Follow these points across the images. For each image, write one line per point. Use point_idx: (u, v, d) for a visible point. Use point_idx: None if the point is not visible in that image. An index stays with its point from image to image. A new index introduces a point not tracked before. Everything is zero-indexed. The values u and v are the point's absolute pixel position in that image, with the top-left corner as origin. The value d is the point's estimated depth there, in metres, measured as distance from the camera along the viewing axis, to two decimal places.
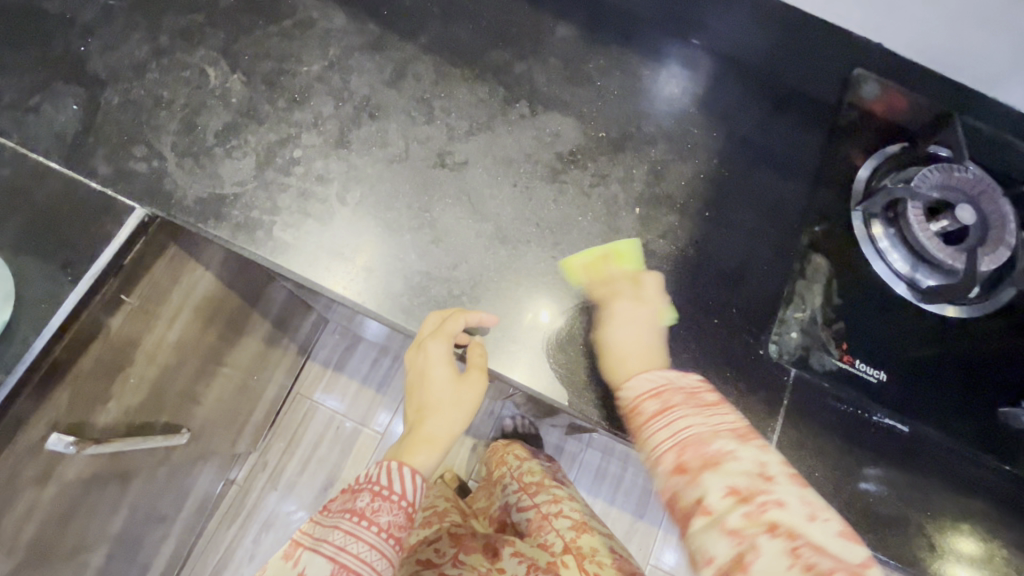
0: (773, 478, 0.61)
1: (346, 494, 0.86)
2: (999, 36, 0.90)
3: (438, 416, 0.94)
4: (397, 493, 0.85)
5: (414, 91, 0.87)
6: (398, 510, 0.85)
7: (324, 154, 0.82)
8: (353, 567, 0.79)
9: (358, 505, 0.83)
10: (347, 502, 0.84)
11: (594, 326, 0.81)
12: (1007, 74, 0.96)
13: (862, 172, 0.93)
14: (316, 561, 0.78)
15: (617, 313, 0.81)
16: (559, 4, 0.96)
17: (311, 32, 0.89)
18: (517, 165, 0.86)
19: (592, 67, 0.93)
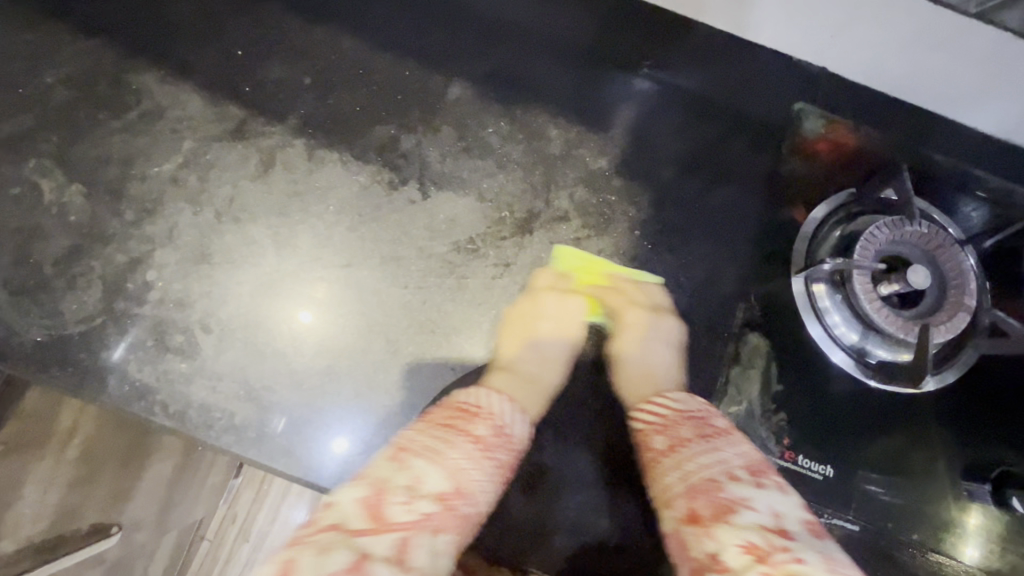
0: (785, 533, 0.58)
1: (453, 408, 0.68)
2: (964, 58, 0.77)
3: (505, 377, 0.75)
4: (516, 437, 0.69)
5: (285, 184, 0.77)
6: (467, 515, 0.63)
7: (182, 273, 0.72)
8: (471, 496, 0.63)
9: (475, 430, 0.67)
10: (453, 422, 0.66)
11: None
12: (978, 98, 0.82)
13: (818, 210, 0.83)
14: (433, 472, 0.63)
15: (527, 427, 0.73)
16: (451, 60, 0.84)
17: (161, 124, 0.77)
18: (407, 261, 0.75)
19: (491, 132, 0.81)
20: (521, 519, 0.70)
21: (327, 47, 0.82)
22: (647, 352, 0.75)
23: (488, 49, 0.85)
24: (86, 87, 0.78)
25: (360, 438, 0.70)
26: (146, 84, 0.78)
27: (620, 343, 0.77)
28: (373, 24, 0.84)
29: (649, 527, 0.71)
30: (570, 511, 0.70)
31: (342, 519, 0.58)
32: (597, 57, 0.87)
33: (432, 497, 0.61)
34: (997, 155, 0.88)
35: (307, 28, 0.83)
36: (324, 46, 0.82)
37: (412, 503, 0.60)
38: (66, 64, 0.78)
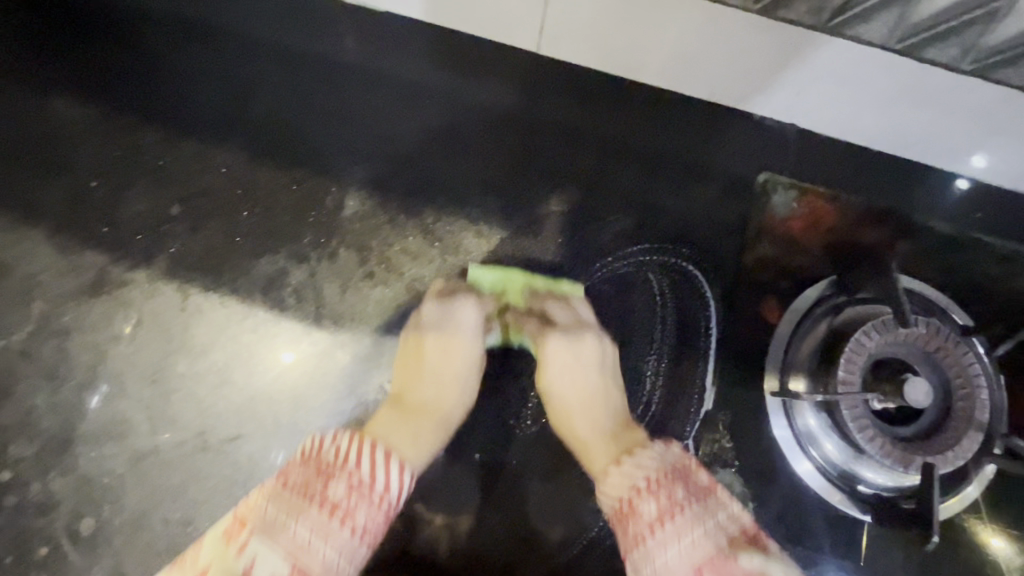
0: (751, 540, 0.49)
1: (316, 462, 0.53)
2: (927, 102, 0.68)
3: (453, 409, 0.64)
4: (381, 491, 0.53)
5: (157, 343, 0.65)
6: (379, 502, 0.53)
7: (41, 469, 0.62)
8: (365, 525, 0.51)
9: (331, 489, 0.51)
10: (312, 483, 0.51)
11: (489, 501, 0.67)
12: (945, 154, 0.72)
13: (800, 301, 0.70)
14: (343, 446, 0.53)
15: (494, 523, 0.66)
16: (346, 165, 0.71)
17: (5, 284, 0.65)
18: (308, 424, 0.64)
19: (399, 251, 0.69)
20: None
21: (198, 166, 0.70)
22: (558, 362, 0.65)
23: (391, 144, 0.72)
24: None
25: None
26: None
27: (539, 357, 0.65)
28: (252, 130, 0.71)
29: None
30: None
31: (265, 528, 0.48)
32: (520, 139, 0.73)
33: (338, 490, 0.51)
34: (1010, 212, 0.73)
35: (173, 143, 0.70)
36: (195, 164, 0.70)
37: (342, 518, 0.50)
38: None
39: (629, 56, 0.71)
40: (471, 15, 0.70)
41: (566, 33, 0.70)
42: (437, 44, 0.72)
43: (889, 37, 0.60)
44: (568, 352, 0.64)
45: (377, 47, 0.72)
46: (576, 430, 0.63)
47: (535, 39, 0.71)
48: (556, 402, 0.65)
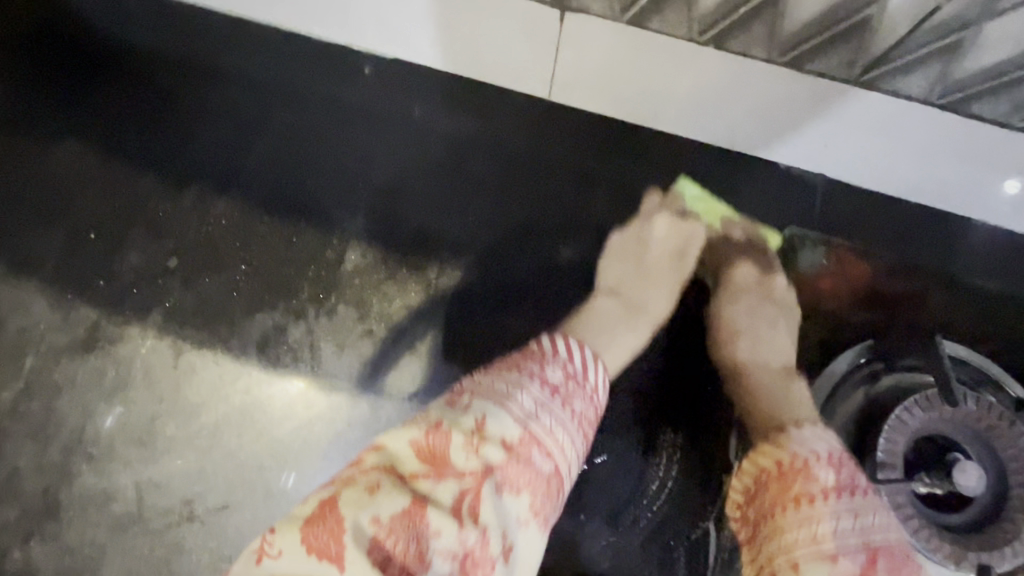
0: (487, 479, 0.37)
1: (536, 356, 0.44)
2: (964, 154, 0.62)
3: None
4: (592, 386, 0.45)
5: (147, 403, 0.62)
6: (592, 400, 0.45)
7: (23, 536, 0.59)
8: (543, 450, 0.40)
9: (543, 376, 0.43)
10: (521, 361, 0.44)
11: None
12: (994, 205, 0.65)
13: (836, 365, 0.63)
14: (499, 419, 0.39)
15: None
16: (350, 216, 0.69)
17: (1, 338, 0.64)
18: (298, 492, 0.61)
19: (400, 307, 0.66)
20: None
21: (200, 217, 0.68)
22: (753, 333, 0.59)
23: (397, 196, 0.69)
24: None
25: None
26: None
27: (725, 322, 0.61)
28: (256, 181, 0.70)
29: None
30: None
31: (392, 461, 0.37)
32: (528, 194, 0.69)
33: (499, 440, 0.38)
34: None
35: (175, 195, 0.69)
36: (197, 215, 0.68)
37: (478, 447, 0.37)
38: None
39: (648, 104, 0.66)
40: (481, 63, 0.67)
41: (580, 82, 0.66)
42: (450, 92, 0.69)
43: (930, 94, 0.57)
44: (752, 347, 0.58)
45: (386, 95, 0.70)
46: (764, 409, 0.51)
47: (548, 87, 0.67)
48: None
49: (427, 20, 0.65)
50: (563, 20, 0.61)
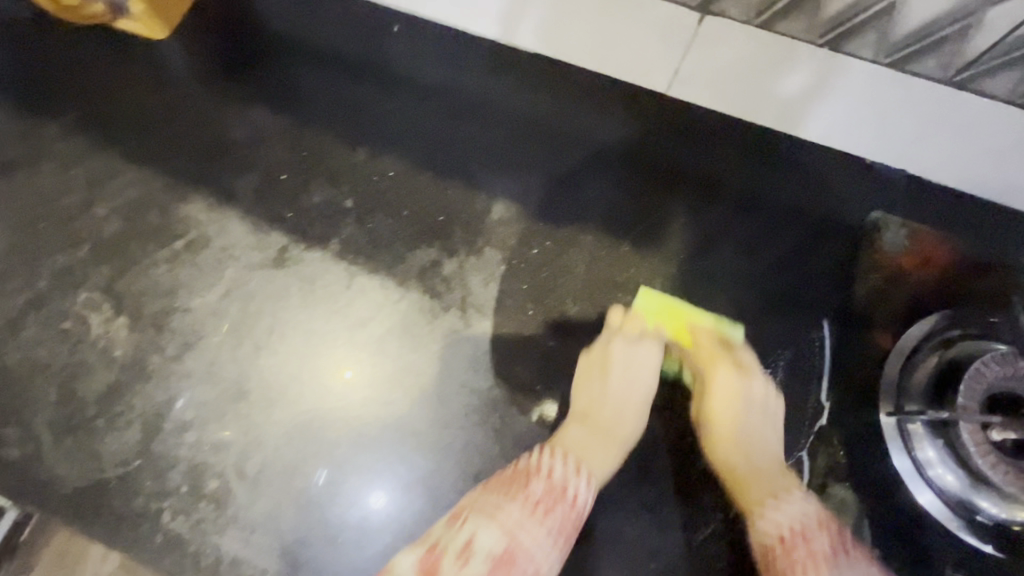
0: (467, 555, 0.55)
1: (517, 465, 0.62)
2: None
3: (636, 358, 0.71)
4: (573, 496, 0.61)
5: (325, 314, 0.74)
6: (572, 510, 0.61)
7: (219, 412, 0.70)
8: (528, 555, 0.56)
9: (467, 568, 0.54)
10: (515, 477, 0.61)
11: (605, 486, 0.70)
12: None
13: (914, 329, 0.72)
14: (487, 530, 0.57)
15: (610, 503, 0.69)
16: (496, 178, 0.82)
17: (206, 252, 0.77)
18: (448, 396, 0.71)
19: (537, 252, 0.77)
20: None
21: (370, 170, 0.82)
22: (627, 362, 0.70)
23: (531, 166, 0.83)
24: (137, 216, 0.79)
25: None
26: (194, 213, 0.79)
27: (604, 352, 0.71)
28: (417, 144, 0.83)
29: None
30: None
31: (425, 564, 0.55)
32: (645, 173, 0.84)
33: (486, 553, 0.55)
34: None
35: (349, 150, 0.83)
36: (368, 168, 0.82)
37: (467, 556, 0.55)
38: (121, 196, 0.80)
39: (749, 103, 0.79)
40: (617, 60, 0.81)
41: (694, 82, 0.79)
42: (579, 87, 0.86)
43: (1013, 95, 0.64)
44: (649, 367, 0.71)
45: (528, 88, 0.86)
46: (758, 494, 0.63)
47: (667, 82, 0.81)
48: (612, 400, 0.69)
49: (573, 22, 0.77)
50: (701, 22, 0.71)
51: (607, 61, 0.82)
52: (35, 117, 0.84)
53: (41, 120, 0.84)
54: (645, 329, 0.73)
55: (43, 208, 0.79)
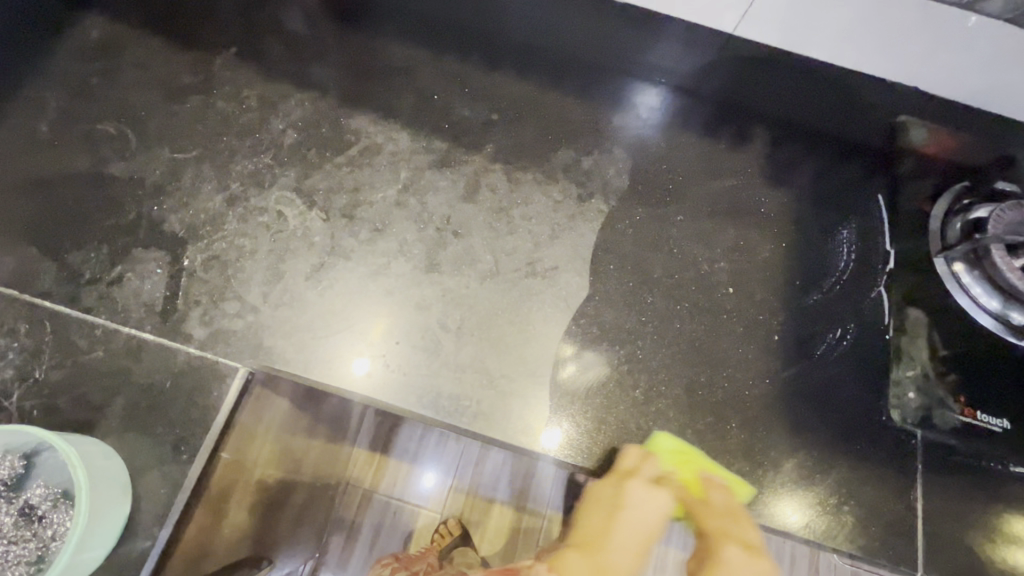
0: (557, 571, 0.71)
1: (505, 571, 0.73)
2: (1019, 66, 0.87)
3: (636, 513, 0.75)
4: None
5: (491, 203, 0.87)
6: None
7: (415, 281, 0.81)
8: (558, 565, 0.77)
9: None
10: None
11: (735, 326, 0.85)
12: None
13: (942, 201, 0.92)
14: None
15: (746, 335, 0.84)
16: (611, 97, 0.98)
17: (379, 157, 0.88)
18: (605, 261, 0.86)
19: (655, 151, 0.94)
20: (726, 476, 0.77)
21: (507, 92, 0.96)
22: (637, 502, 0.75)
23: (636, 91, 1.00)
24: (311, 129, 0.89)
25: (601, 440, 0.77)
26: (362, 126, 0.90)
27: (618, 499, 0.75)
28: (541, 72, 0.99)
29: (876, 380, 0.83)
30: (788, 472, 0.78)
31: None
32: (717, 106, 1.01)
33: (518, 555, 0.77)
34: None
35: (487, 76, 0.97)
36: (504, 89, 0.96)
37: None
38: (293, 113, 0.90)
39: (805, 39, 0.91)
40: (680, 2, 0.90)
41: (759, 21, 0.89)
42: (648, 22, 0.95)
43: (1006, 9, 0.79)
44: (646, 499, 0.75)
45: (618, 27, 0.97)
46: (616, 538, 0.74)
47: (735, 22, 0.91)
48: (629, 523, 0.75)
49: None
50: None
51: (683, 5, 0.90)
52: (199, 50, 0.93)
53: (205, 52, 0.93)
54: (746, 207, 0.93)
55: (224, 125, 0.88)
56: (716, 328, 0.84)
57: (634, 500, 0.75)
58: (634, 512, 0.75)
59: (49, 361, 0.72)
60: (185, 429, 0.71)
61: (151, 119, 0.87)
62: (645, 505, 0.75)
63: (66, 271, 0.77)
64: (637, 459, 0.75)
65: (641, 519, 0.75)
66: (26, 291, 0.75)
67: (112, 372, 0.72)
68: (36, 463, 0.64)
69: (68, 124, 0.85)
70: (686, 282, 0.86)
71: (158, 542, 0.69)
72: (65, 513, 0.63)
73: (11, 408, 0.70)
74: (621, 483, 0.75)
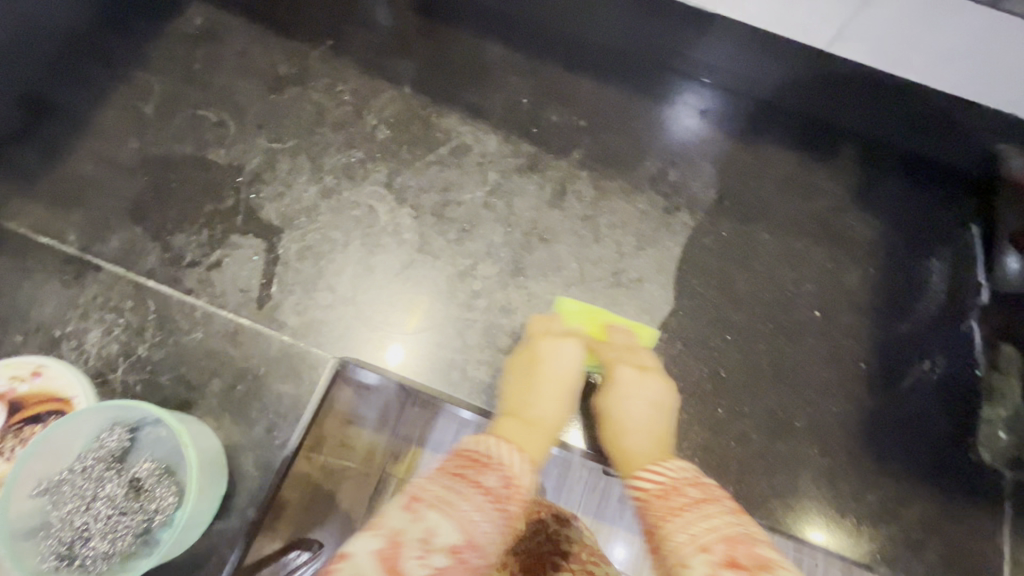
0: (502, 498, 0.46)
1: (469, 458, 0.47)
2: None
3: (557, 361, 0.69)
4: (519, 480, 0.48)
5: (578, 209, 0.87)
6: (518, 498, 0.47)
7: (502, 284, 0.82)
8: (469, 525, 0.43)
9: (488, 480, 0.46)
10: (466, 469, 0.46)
11: (820, 349, 0.83)
12: None
13: None
14: (451, 525, 0.42)
15: (832, 361, 0.83)
16: (698, 107, 0.97)
17: (468, 158, 0.89)
18: (689, 275, 0.85)
19: (743, 166, 0.93)
20: (806, 502, 0.76)
21: (596, 99, 0.96)
22: (556, 360, 0.69)
23: (723, 108, 0.98)
24: (403, 126, 0.90)
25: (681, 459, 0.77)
26: (453, 125, 0.91)
27: (535, 353, 0.71)
28: (630, 80, 0.98)
29: (964, 417, 0.81)
30: (869, 503, 0.77)
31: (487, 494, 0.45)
32: (806, 129, 0.98)
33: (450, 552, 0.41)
34: None
35: (577, 82, 0.97)
36: (593, 95, 0.96)
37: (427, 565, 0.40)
38: (386, 108, 0.91)
39: (900, 62, 0.84)
40: (769, 15, 0.84)
41: (858, 39, 0.82)
42: (745, 46, 0.92)
43: None
44: (636, 382, 0.68)
45: (718, 45, 0.94)
46: (624, 442, 0.60)
47: (829, 40, 0.85)
48: (618, 419, 0.65)
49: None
50: None
51: (780, 21, 0.85)
52: (296, 40, 0.94)
53: (302, 42, 0.94)
54: (835, 229, 0.90)
55: (319, 117, 0.89)
56: (802, 353, 0.83)
57: (619, 398, 0.67)
58: (636, 413, 0.64)
59: (152, 339, 0.75)
60: (277, 415, 0.73)
61: (250, 107, 0.89)
62: (641, 395, 0.66)
63: (169, 253, 0.79)
64: (562, 360, 0.70)
65: (647, 420, 0.63)
66: (132, 270, 0.78)
67: (211, 354, 0.75)
68: (138, 438, 0.67)
69: (171, 108, 0.88)
70: (773, 303, 0.85)
71: (248, 525, 0.70)
72: (167, 492, 0.65)
73: (116, 382, 0.73)
74: (557, 342, 0.71)
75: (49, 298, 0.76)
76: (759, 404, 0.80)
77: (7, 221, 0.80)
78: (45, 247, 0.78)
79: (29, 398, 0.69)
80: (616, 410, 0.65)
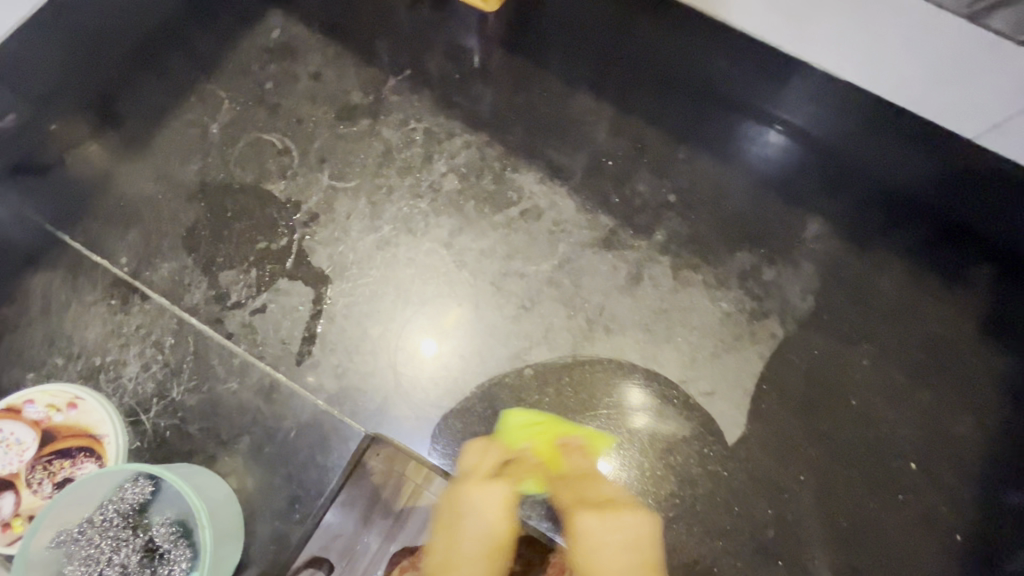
0: None
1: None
2: None
3: (578, 464, 0.69)
4: None
5: (652, 299, 0.78)
6: None
7: (555, 376, 0.75)
8: None
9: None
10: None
11: (908, 507, 0.72)
12: None
13: None
14: None
15: (919, 524, 0.72)
16: (807, 194, 0.85)
17: (539, 224, 0.81)
18: (767, 396, 0.75)
19: (850, 273, 0.81)
20: None
21: (691, 170, 0.85)
22: (579, 475, 0.68)
23: (845, 189, 0.85)
24: (473, 177, 0.82)
25: None
26: (527, 183, 0.83)
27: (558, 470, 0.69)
28: (735, 152, 0.86)
29: None
30: None
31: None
32: (944, 224, 0.83)
33: None
34: None
35: (672, 147, 0.86)
36: (689, 165, 0.85)
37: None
38: (458, 155, 0.83)
39: None
40: (908, 95, 0.73)
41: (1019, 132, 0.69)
42: (881, 126, 0.81)
43: None
44: (604, 526, 0.62)
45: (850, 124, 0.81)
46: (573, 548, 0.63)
47: (981, 128, 0.72)
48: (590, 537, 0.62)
49: (914, 56, 0.66)
50: None
51: (930, 94, 0.70)
52: (374, 65, 0.87)
53: (381, 69, 0.87)
54: (950, 367, 0.77)
55: (387, 156, 0.83)
56: (884, 509, 0.72)
57: (596, 526, 0.62)
58: (599, 531, 0.62)
59: (188, 382, 0.72)
60: (301, 486, 0.70)
61: (317, 136, 0.84)
62: (617, 496, 0.66)
63: (215, 290, 0.76)
64: (577, 460, 0.70)
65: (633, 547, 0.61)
66: (176, 304, 0.75)
67: (244, 408, 0.72)
68: (160, 487, 0.64)
69: (237, 128, 0.83)
70: (861, 443, 0.74)
71: None
72: (183, 553, 0.62)
73: (147, 423, 0.71)
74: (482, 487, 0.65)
75: (94, 323, 0.74)
76: (824, 561, 0.70)
77: (61, 231, 0.78)
78: (96, 266, 0.76)
79: (61, 430, 0.68)
80: (584, 536, 0.62)
